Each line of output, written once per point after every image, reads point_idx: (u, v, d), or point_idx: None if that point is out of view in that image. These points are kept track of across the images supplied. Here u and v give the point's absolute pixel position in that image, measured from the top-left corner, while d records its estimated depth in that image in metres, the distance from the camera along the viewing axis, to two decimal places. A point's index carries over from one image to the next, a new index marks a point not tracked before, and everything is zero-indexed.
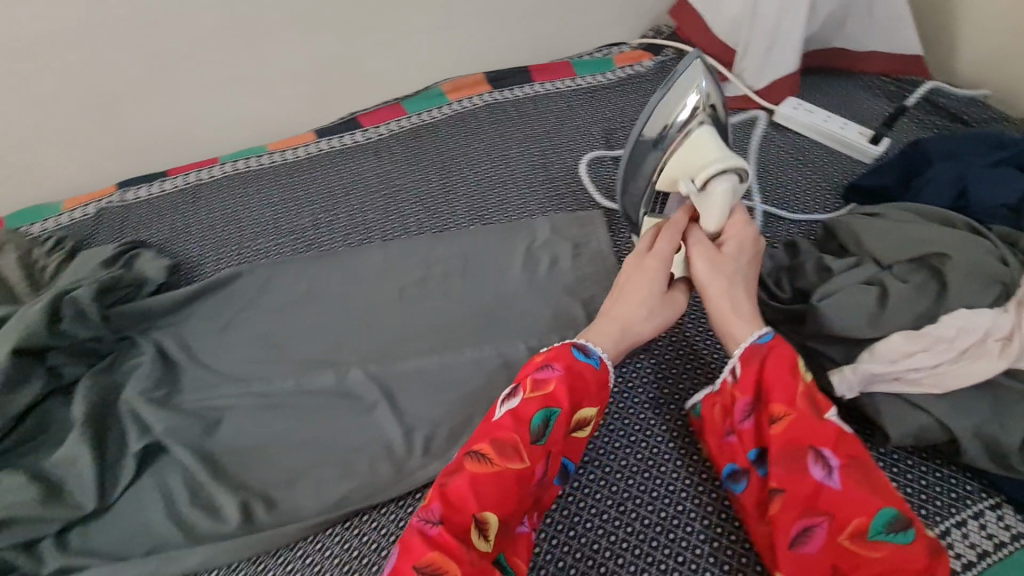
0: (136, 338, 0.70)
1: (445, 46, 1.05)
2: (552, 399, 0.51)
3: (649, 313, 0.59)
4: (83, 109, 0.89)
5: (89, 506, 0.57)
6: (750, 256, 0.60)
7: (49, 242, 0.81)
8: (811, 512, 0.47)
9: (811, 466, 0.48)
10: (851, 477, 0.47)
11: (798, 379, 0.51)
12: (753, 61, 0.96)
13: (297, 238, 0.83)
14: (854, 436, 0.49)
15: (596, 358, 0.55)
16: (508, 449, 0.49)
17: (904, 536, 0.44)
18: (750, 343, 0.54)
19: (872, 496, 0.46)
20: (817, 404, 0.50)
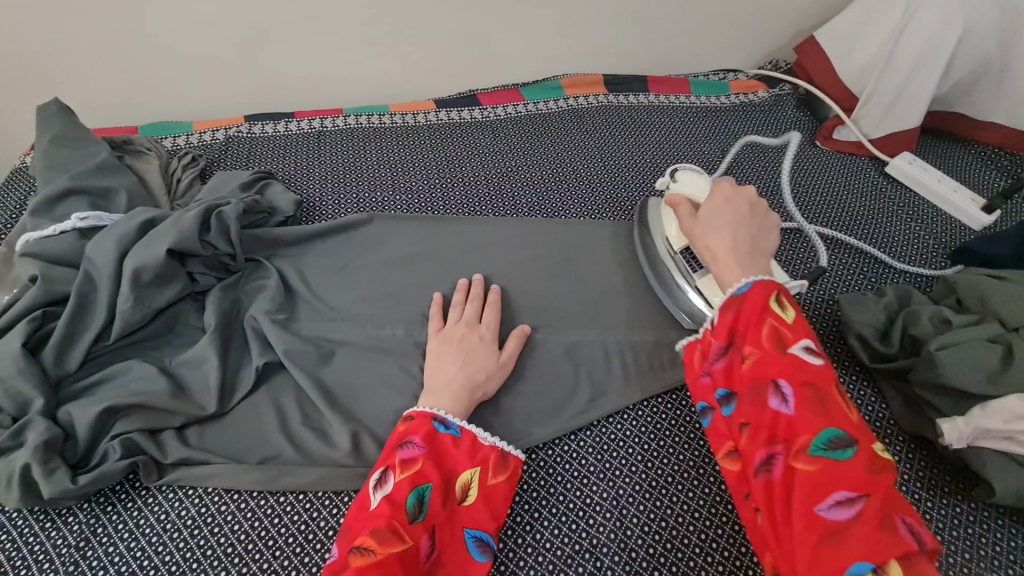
0: (262, 262, 0.73)
1: (571, 43, 1.07)
2: (422, 476, 0.52)
3: (461, 376, 0.60)
4: (231, 41, 0.93)
5: (211, 407, 0.60)
6: (735, 209, 0.61)
7: (185, 157, 0.83)
8: (769, 440, 0.46)
9: (768, 395, 0.47)
10: (806, 404, 0.45)
11: (765, 319, 0.50)
12: (873, 110, 0.96)
13: (412, 197, 0.86)
14: (820, 367, 0.47)
15: (454, 428, 0.56)
16: (388, 534, 0.48)
17: (845, 454, 0.43)
18: (729, 295, 0.54)
19: (824, 419, 0.44)
20: (783, 338, 0.49)
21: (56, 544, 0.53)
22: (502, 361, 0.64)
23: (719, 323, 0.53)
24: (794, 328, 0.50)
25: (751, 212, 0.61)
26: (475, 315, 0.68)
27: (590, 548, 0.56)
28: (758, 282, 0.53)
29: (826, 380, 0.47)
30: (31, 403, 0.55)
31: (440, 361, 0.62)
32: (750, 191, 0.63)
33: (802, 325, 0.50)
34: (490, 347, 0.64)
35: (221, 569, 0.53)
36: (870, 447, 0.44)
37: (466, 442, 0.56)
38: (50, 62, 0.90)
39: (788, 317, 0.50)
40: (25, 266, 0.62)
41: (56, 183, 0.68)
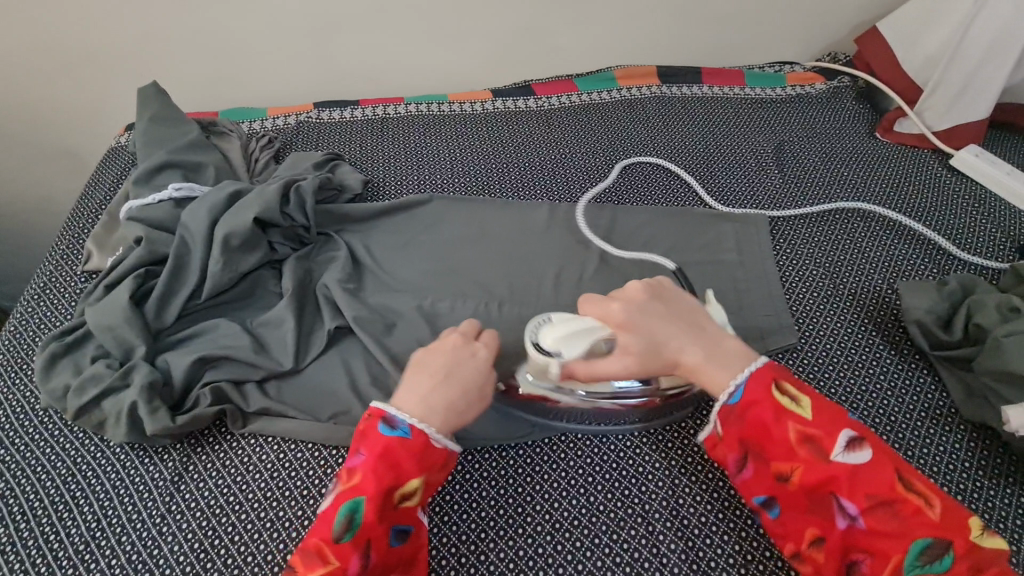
0: (332, 236, 0.78)
1: (625, 36, 1.09)
2: (356, 490, 0.50)
3: (439, 398, 0.55)
4: (304, 32, 0.99)
5: (288, 363, 0.64)
6: (653, 316, 0.56)
7: (263, 139, 0.89)
8: (850, 554, 0.49)
9: (834, 512, 0.49)
10: (877, 518, 0.48)
11: (788, 429, 0.51)
12: (937, 103, 0.94)
13: (470, 181, 0.90)
14: (872, 467, 0.49)
15: (401, 428, 0.52)
16: (313, 556, 0.48)
17: (943, 563, 0.46)
18: (725, 404, 0.54)
19: (899, 532, 0.47)
20: (819, 444, 0.50)
21: (154, 476, 0.59)
22: (483, 392, 0.58)
23: (728, 434, 0.54)
24: (822, 427, 0.51)
25: (661, 306, 0.57)
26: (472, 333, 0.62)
27: (642, 513, 0.58)
28: (748, 385, 0.53)
29: (882, 481, 0.48)
30: (135, 350, 0.62)
31: (418, 374, 0.57)
32: (635, 287, 0.59)
33: (831, 420, 0.51)
34: (482, 371, 0.58)
35: (298, 508, 0.57)
36: (965, 539, 0.46)
37: (415, 444, 0.52)
38: (144, 52, 0.98)
39: (805, 413, 0.52)
40: (130, 230, 0.69)
41: (154, 157, 0.76)
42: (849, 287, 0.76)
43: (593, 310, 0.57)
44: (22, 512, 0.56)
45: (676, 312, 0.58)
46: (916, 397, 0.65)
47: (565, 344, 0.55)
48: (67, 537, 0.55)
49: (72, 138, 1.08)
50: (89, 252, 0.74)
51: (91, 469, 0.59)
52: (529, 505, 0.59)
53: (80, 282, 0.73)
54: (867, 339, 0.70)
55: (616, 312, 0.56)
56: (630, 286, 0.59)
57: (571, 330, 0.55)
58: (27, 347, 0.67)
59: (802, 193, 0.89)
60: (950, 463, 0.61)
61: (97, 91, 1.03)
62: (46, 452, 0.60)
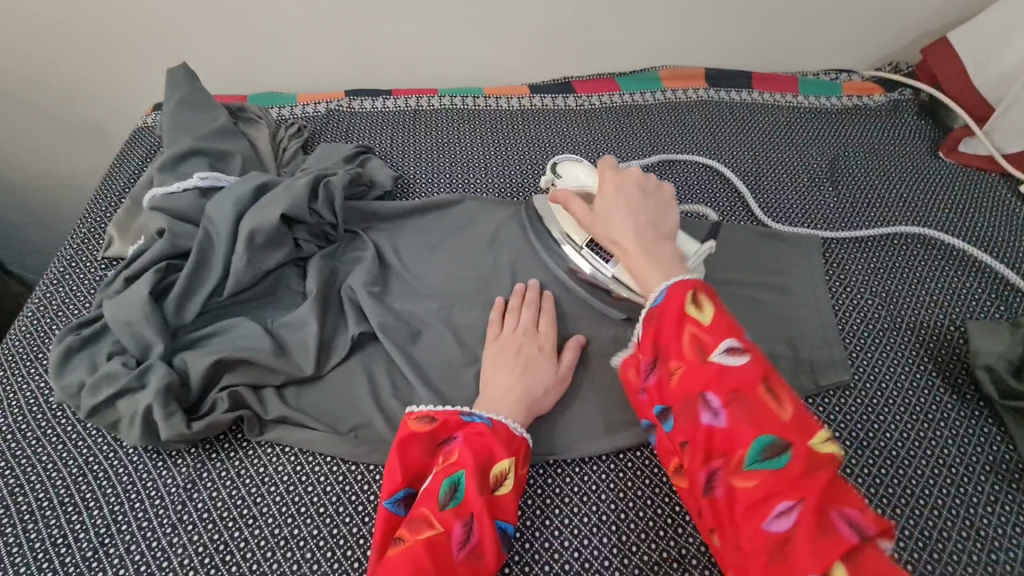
0: (359, 234, 0.74)
1: (674, 35, 1.03)
2: (455, 465, 0.52)
3: (520, 388, 0.59)
4: (340, 16, 0.95)
5: (309, 369, 0.61)
6: (626, 202, 0.59)
7: (292, 127, 0.86)
8: (708, 457, 0.45)
9: (697, 410, 0.45)
10: (734, 415, 0.44)
11: (683, 324, 0.48)
12: (1011, 123, 0.88)
13: (504, 182, 0.85)
14: (746, 369, 0.45)
15: (484, 418, 0.55)
16: (418, 524, 0.48)
17: (780, 461, 0.42)
18: (648, 308, 0.52)
19: (752, 429, 0.43)
20: (705, 348, 0.47)
21: (166, 483, 0.56)
22: (561, 373, 0.62)
23: (642, 336, 0.51)
24: (713, 330, 0.47)
25: (642, 199, 0.59)
26: (532, 322, 0.65)
27: (678, 557, 0.54)
28: (670, 291, 0.50)
29: (750, 383, 0.45)
30: (153, 348, 0.59)
31: (495, 370, 0.61)
32: (634, 173, 0.61)
33: (725, 325, 0.47)
34: (548, 359, 0.62)
35: (313, 527, 0.54)
36: (805, 445, 0.42)
37: (500, 431, 0.55)
38: (174, 28, 0.95)
39: (704, 317, 0.48)
40: (153, 220, 0.67)
41: (181, 143, 0.73)
42: (908, 321, 0.70)
43: (602, 171, 0.64)
44: (30, 512, 0.54)
45: (648, 211, 0.59)
46: (979, 448, 0.60)
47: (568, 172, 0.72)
48: (76, 542, 0.53)
49: (99, 115, 1.06)
50: (110, 239, 0.71)
51: (104, 469, 0.57)
52: (557, 539, 0.55)
53: (101, 269, 0.71)
54: (925, 379, 0.65)
55: (604, 183, 0.62)
56: (630, 171, 0.62)
57: (581, 168, 0.71)
58: (44, 336, 0.65)
59: (858, 213, 0.83)
60: (1014, 524, 0.56)
61: (124, 66, 1.00)
62: (58, 449, 0.58)
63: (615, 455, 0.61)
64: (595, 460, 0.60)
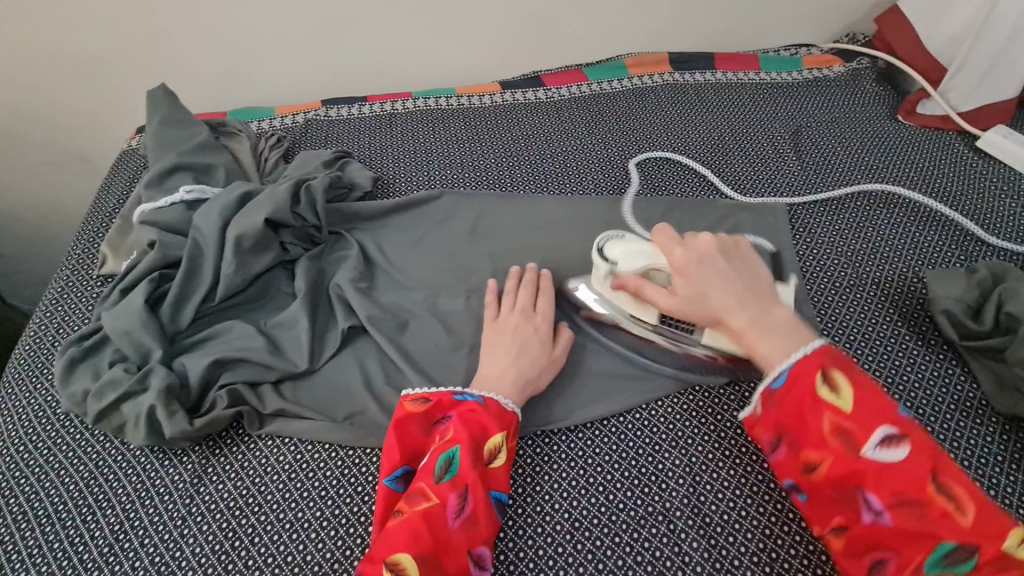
0: (343, 234, 0.77)
1: (637, 23, 1.07)
2: (450, 441, 0.54)
3: (514, 367, 0.62)
4: (312, 28, 0.98)
5: (303, 364, 0.64)
6: (716, 275, 0.57)
7: (272, 138, 0.89)
8: (874, 551, 0.46)
9: (859, 506, 0.47)
10: (902, 514, 0.45)
11: (823, 416, 0.49)
12: (963, 82, 0.91)
13: (481, 175, 0.88)
14: (908, 465, 0.46)
15: (476, 397, 0.58)
16: (416, 497, 0.51)
17: (964, 565, 0.43)
18: (770, 385, 0.53)
19: (926, 529, 0.44)
20: (854, 438, 0.48)
21: (174, 479, 0.59)
22: (555, 355, 0.65)
23: (767, 416, 0.53)
24: (859, 420, 0.48)
25: (728, 266, 0.58)
26: (529, 304, 0.68)
27: (663, 511, 0.57)
28: (793, 370, 0.52)
29: (915, 476, 0.45)
30: (152, 354, 0.62)
31: (492, 350, 0.64)
32: (708, 240, 0.60)
33: (874, 410, 0.48)
34: (544, 341, 0.65)
35: (316, 509, 0.57)
36: (993, 546, 0.43)
37: (491, 407, 0.58)
38: (152, 52, 0.98)
39: (845, 404, 0.49)
40: (143, 233, 0.70)
41: (165, 160, 0.76)
42: (874, 276, 0.73)
43: (661, 245, 0.61)
44: (47, 515, 0.57)
45: (742, 278, 0.58)
46: (945, 388, 0.63)
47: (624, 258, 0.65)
48: (92, 540, 0.56)
49: (86, 143, 1.09)
50: (104, 256, 0.74)
51: (114, 472, 0.60)
52: (547, 503, 0.58)
53: (97, 286, 0.74)
54: (892, 329, 0.68)
55: (676, 261, 0.59)
56: (700, 237, 0.60)
57: (637, 248, 0.65)
58: (47, 352, 0.68)
59: (821, 179, 0.86)
60: (980, 455, 0.59)
61: (107, 93, 1.03)
62: (68, 456, 0.60)
63: (599, 422, 0.64)
64: (580, 429, 0.63)
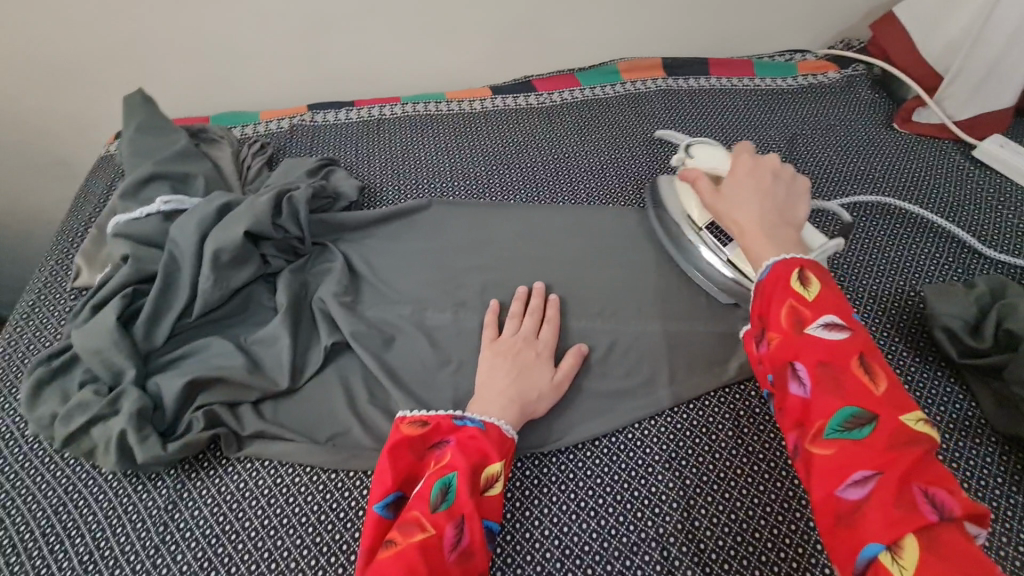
0: (327, 246, 0.75)
1: (630, 27, 1.05)
2: (448, 468, 0.52)
3: (514, 390, 0.60)
4: (298, 32, 0.96)
5: (283, 383, 0.62)
6: (757, 182, 0.59)
7: (255, 145, 0.86)
8: (788, 424, 0.46)
9: (787, 380, 0.46)
10: (822, 386, 0.44)
11: (779, 296, 0.49)
12: (960, 90, 0.90)
13: (471, 183, 0.86)
14: (841, 343, 0.45)
15: (476, 421, 0.56)
16: (411, 526, 0.49)
17: (861, 432, 0.42)
18: (751, 285, 0.52)
19: (838, 401, 0.43)
20: (801, 319, 0.47)
21: (147, 506, 0.57)
22: (557, 381, 0.62)
23: (742, 308, 0.53)
24: (813, 303, 0.47)
25: (775, 182, 0.59)
26: (533, 329, 0.66)
27: (656, 537, 0.55)
28: (778, 263, 0.50)
29: (843, 355, 0.45)
30: (125, 374, 0.60)
31: (489, 371, 0.61)
32: (775, 161, 0.61)
33: (829, 300, 0.47)
34: (546, 366, 0.63)
35: (296, 537, 0.55)
36: (894, 419, 0.42)
37: (492, 433, 0.55)
38: (131, 55, 0.95)
39: (806, 292, 0.48)
40: (118, 246, 0.67)
41: (142, 169, 0.73)
42: (870, 288, 0.72)
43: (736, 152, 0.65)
44: (12, 545, 0.54)
45: (778, 196, 0.58)
46: (943, 406, 0.62)
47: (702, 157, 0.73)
48: (59, 572, 0.53)
49: (64, 148, 1.06)
50: (78, 269, 0.71)
51: (84, 498, 0.57)
52: (537, 529, 0.56)
53: (70, 300, 0.71)
54: (889, 344, 0.67)
55: (737, 164, 0.62)
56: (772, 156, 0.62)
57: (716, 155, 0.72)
58: (16, 370, 0.65)
59: (817, 187, 0.85)
60: (979, 477, 0.58)
61: (85, 96, 1.00)
62: (36, 481, 0.58)
63: (590, 443, 0.62)
64: (570, 450, 0.61)
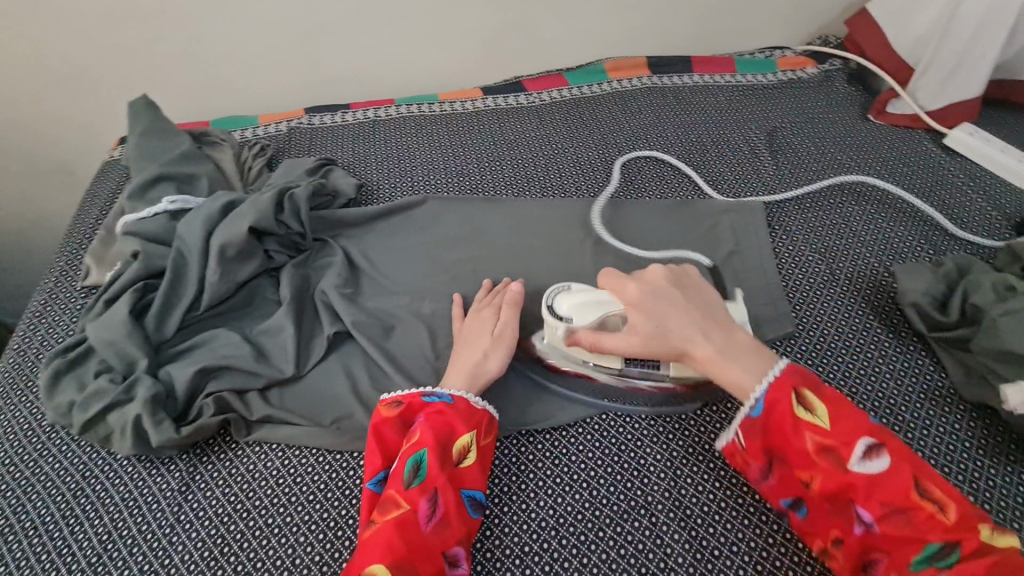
0: (328, 241, 0.78)
1: (616, 28, 1.09)
2: (418, 446, 0.56)
3: (463, 360, 0.63)
4: (294, 37, 0.99)
5: (289, 371, 0.65)
6: (671, 305, 0.59)
7: (255, 147, 0.89)
8: (865, 557, 0.50)
9: (849, 519, 0.51)
10: (889, 522, 0.49)
11: (805, 438, 0.52)
12: (931, 82, 0.93)
13: (464, 180, 0.90)
14: (887, 474, 0.50)
15: (443, 397, 0.59)
16: (388, 504, 0.53)
17: (953, 560, 0.46)
18: (744, 417, 0.56)
19: (912, 533, 0.48)
20: (835, 454, 0.51)
21: (162, 488, 0.59)
22: (501, 337, 0.65)
23: (751, 444, 0.56)
24: (838, 437, 0.51)
25: (680, 296, 0.60)
26: (488, 303, 0.69)
27: (645, 504, 0.58)
28: (771, 395, 0.55)
29: (895, 486, 0.49)
30: (137, 364, 0.63)
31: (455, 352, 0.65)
32: (657, 272, 0.62)
33: (848, 427, 0.52)
34: (490, 329, 0.65)
35: (305, 513, 0.58)
36: (978, 540, 0.46)
37: (459, 407, 0.59)
38: (134, 63, 0.98)
39: (823, 423, 0.52)
40: (127, 244, 0.70)
41: (148, 171, 0.76)
42: (848, 271, 0.76)
43: (609, 286, 0.62)
44: (33, 527, 0.57)
45: (693, 304, 0.60)
46: (915, 379, 0.66)
47: (577, 311, 0.62)
48: (79, 551, 0.56)
49: (67, 154, 1.09)
50: (88, 268, 0.74)
51: (101, 482, 0.60)
52: (534, 501, 0.59)
53: (80, 297, 0.74)
54: (865, 323, 0.70)
55: (631, 292, 0.60)
56: (650, 272, 0.62)
57: (585, 300, 0.62)
58: (30, 364, 0.68)
59: (795, 178, 0.88)
60: (949, 443, 0.61)
61: (89, 104, 1.03)
62: (54, 467, 0.61)
63: (583, 420, 0.65)
64: (565, 429, 0.64)
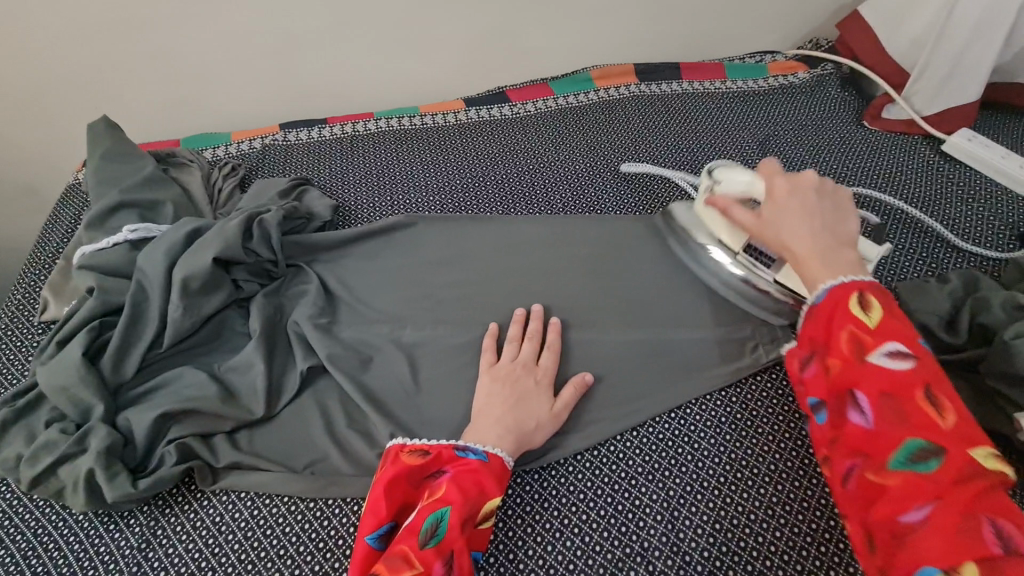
0: (302, 267, 0.74)
1: (602, 35, 1.06)
2: (441, 501, 0.51)
3: (510, 419, 0.58)
4: (266, 51, 0.95)
5: (258, 412, 0.60)
6: (803, 205, 0.54)
7: (225, 167, 0.85)
8: (846, 453, 0.44)
9: (846, 408, 0.44)
10: (883, 415, 0.42)
11: (838, 323, 0.46)
12: (927, 86, 0.91)
13: (446, 198, 0.86)
14: (910, 373, 0.42)
15: (478, 452, 0.55)
16: (397, 560, 0.47)
17: (928, 465, 0.39)
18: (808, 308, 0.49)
19: (901, 431, 0.41)
20: (863, 344, 0.44)
21: (120, 546, 0.55)
22: (555, 411, 0.60)
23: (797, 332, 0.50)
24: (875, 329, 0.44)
25: (818, 201, 0.54)
26: (532, 355, 0.64)
27: (641, 551, 0.54)
28: (833, 289, 0.47)
29: (909, 384, 0.42)
30: (93, 410, 0.58)
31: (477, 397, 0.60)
32: (813, 176, 0.56)
33: (891, 324, 0.44)
34: (543, 396, 0.61)
35: (275, 570, 0.53)
36: (963, 455, 0.39)
37: (493, 465, 0.54)
38: (97, 80, 0.94)
39: (869, 320, 0.45)
40: (83, 278, 0.66)
41: (107, 198, 0.72)
42: None
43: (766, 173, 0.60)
44: None
45: (826, 215, 0.53)
46: None
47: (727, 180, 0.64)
48: None
49: (30, 175, 1.04)
50: (45, 302, 0.70)
51: (53, 540, 0.55)
52: (521, 550, 0.55)
53: (37, 334, 0.69)
54: None
55: (776, 188, 0.57)
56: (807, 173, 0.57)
57: (739, 176, 0.64)
58: None
59: None
60: None
61: (51, 123, 0.98)
62: (4, 525, 0.56)
63: (573, 458, 0.61)
64: (554, 468, 0.60)
